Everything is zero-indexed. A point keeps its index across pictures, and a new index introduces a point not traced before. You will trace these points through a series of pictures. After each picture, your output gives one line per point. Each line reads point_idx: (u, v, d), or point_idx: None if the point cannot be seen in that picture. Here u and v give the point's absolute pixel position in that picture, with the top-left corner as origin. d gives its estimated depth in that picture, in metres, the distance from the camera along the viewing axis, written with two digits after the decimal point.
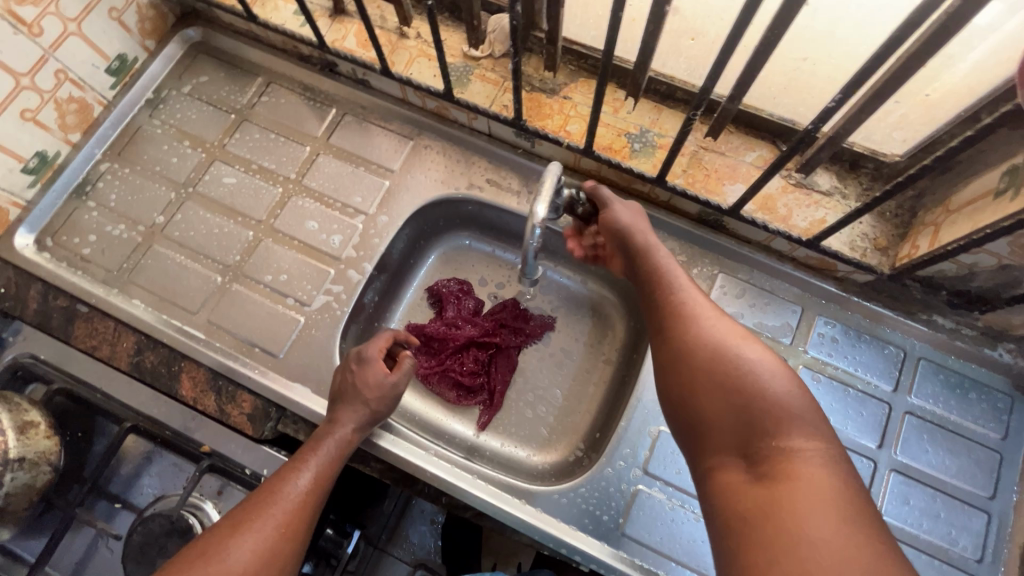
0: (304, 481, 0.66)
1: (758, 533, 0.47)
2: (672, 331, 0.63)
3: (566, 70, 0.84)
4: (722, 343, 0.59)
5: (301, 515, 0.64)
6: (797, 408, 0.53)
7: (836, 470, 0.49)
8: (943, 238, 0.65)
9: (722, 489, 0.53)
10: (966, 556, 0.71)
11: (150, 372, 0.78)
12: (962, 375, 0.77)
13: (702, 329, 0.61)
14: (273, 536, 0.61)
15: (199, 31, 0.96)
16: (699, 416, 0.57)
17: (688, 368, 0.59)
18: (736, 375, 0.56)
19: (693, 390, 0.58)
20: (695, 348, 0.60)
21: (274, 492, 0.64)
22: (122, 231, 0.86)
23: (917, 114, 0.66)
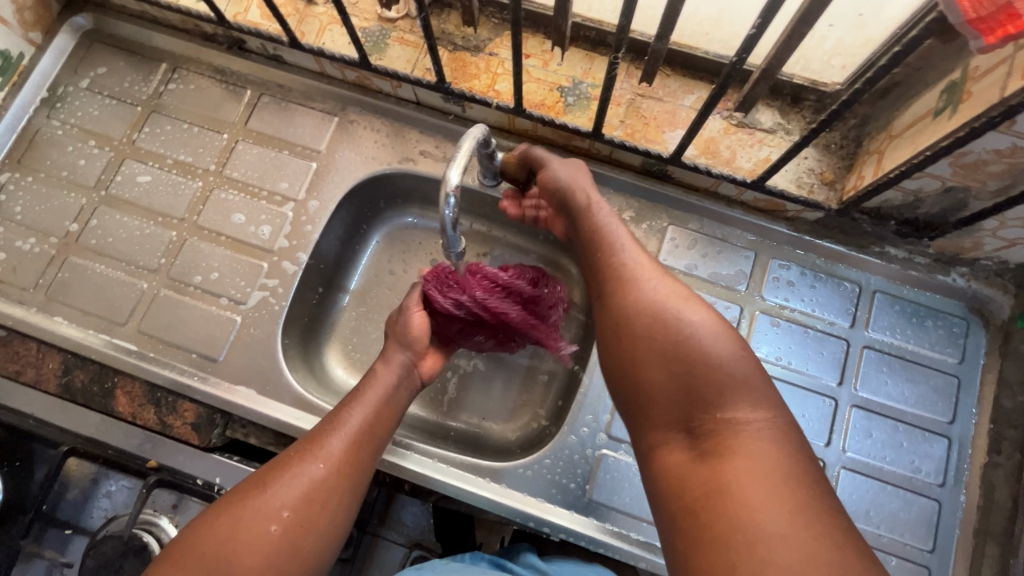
0: (354, 422, 0.63)
1: (710, 525, 0.44)
2: (612, 299, 0.60)
3: (489, 24, 0.78)
4: (663, 306, 0.56)
5: (352, 459, 0.61)
6: (742, 373, 0.51)
7: (783, 444, 0.47)
8: (886, 165, 0.63)
9: (664, 468, 0.50)
10: (929, 482, 0.71)
11: (81, 392, 0.74)
12: (917, 304, 0.76)
13: (644, 293, 0.58)
14: (323, 477, 0.58)
15: (90, 18, 0.88)
16: (638, 387, 0.54)
17: (629, 337, 0.56)
18: (679, 340, 0.53)
19: (632, 357, 0.55)
20: (636, 311, 0.57)
21: (321, 434, 0.61)
22: (33, 244, 0.79)
23: (852, 37, 0.63)
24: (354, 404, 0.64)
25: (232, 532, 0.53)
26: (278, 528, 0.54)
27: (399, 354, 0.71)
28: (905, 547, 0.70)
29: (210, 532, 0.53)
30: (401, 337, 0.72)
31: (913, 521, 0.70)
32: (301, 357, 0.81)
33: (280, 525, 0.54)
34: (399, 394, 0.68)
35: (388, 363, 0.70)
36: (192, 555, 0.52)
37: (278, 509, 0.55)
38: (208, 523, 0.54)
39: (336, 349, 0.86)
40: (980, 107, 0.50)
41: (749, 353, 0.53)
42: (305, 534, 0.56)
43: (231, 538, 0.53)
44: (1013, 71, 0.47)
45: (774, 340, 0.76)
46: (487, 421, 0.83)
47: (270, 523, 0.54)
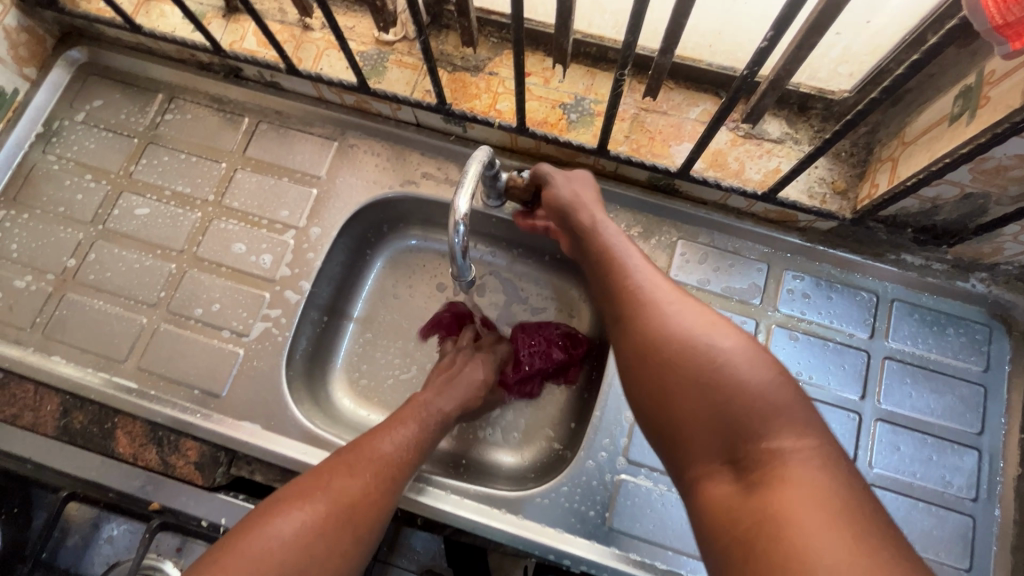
0: (392, 442, 0.63)
1: (764, 560, 0.40)
2: (632, 323, 0.57)
3: (489, 43, 0.77)
4: (689, 331, 0.54)
5: (389, 478, 0.61)
6: (779, 399, 0.48)
7: (834, 471, 0.44)
8: (902, 173, 0.61)
9: (710, 503, 0.47)
10: (961, 497, 0.69)
11: (80, 434, 0.71)
12: (938, 312, 0.74)
13: (669, 316, 0.55)
14: (360, 492, 0.58)
15: (85, 51, 0.87)
16: (670, 417, 0.52)
17: (655, 364, 0.53)
18: (711, 366, 0.50)
19: (663, 388, 0.52)
20: (660, 338, 0.54)
21: (362, 450, 0.61)
22: (29, 282, 0.78)
23: (860, 45, 0.62)
24: (399, 430, 0.65)
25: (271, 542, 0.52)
26: (313, 533, 0.54)
27: (442, 402, 0.71)
28: (941, 566, 0.67)
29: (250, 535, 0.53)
30: (454, 393, 0.72)
31: (948, 539, 0.68)
32: (306, 388, 0.79)
33: (315, 533, 0.54)
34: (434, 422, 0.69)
35: (432, 413, 0.69)
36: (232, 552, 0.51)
37: (314, 516, 0.55)
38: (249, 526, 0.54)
39: (342, 377, 0.84)
40: (1000, 114, 0.48)
41: (786, 377, 0.50)
42: (337, 547, 0.54)
43: (268, 538, 0.53)
44: None
45: (792, 355, 0.74)
46: (499, 447, 0.81)
47: (305, 526, 0.54)
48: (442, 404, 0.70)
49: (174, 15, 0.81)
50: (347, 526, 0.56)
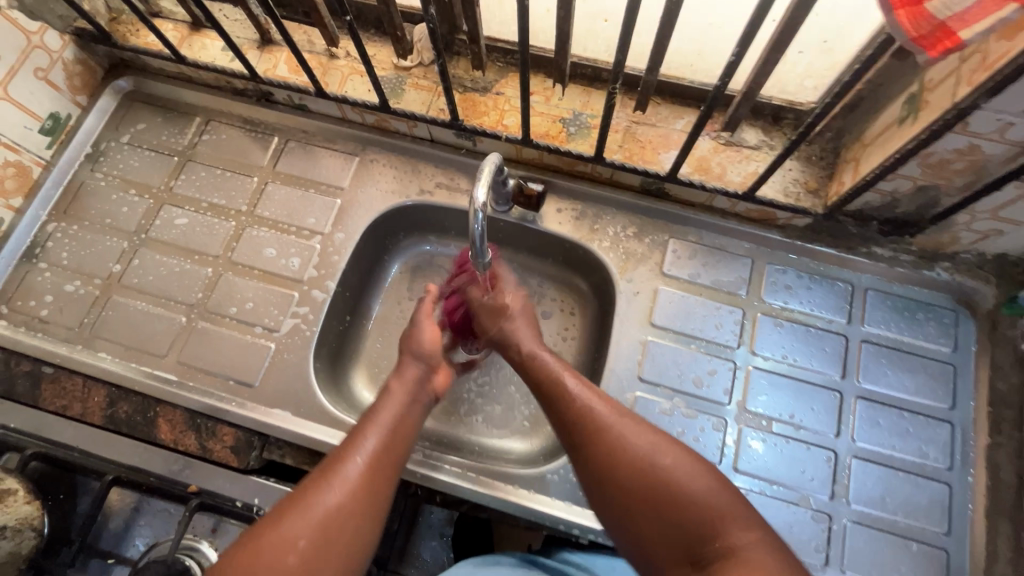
0: (371, 443, 0.63)
1: None
2: (587, 451, 0.61)
3: (495, 67, 0.87)
4: (639, 452, 0.59)
5: (369, 489, 0.59)
6: (724, 503, 0.54)
7: (779, 556, 0.50)
8: (863, 169, 0.69)
9: None
10: (938, 467, 0.75)
11: (125, 422, 0.77)
12: (908, 299, 0.82)
13: (618, 438, 0.61)
14: (343, 498, 0.57)
15: (131, 80, 0.97)
16: (636, 536, 0.56)
17: (614, 497, 0.58)
18: (658, 482, 0.56)
19: (627, 507, 0.57)
20: (614, 458, 0.59)
21: (337, 462, 0.60)
22: (78, 287, 0.85)
23: (820, 61, 0.71)
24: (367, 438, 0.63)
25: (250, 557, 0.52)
26: (297, 547, 0.53)
27: (411, 367, 0.73)
28: (923, 530, 0.72)
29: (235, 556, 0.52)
30: (418, 350, 0.74)
31: (928, 505, 0.73)
32: (331, 380, 0.85)
33: (300, 546, 0.53)
34: (414, 413, 0.69)
35: (403, 376, 0.72)
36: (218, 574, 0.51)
37: (298, 528, 0.54)
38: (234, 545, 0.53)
39: (363, 371, 0.90)
40: (936, 113, 0.57)
41: (722, 480, 0.56)
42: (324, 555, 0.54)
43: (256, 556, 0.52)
44: (962, 79, 0.54)
45: (777, 340, 0.80)
46: (509, 433, 0.86)
47: (290, 544, 0.53)
48: (413, 378, 0.72)
49: (214, 47, 0.91)
50: (330, 533, 0.55)
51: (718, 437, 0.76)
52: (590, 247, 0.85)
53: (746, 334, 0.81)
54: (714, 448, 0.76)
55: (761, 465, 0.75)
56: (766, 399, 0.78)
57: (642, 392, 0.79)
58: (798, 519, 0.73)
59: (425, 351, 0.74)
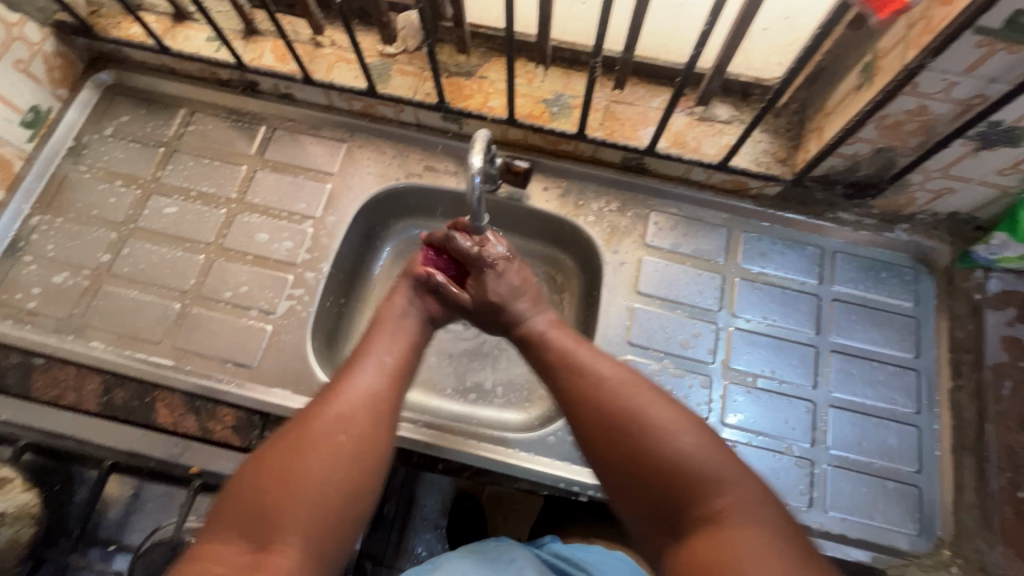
0: (369, 376, 0.64)
1: None
2: (582, 415, 0.60)
3: (478, 52, 0.90)
4: (636, 410, 0.58)
5: (372, 410, 0.62)
6: (718, 467, 0.54)
7: (766, 517, 0.51)
8: (827, 135, 0.75)
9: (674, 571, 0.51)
10: (906, 411, 0.80)
11: (122, 408, 0.77)
12: (873, 260, 0.88)
13: (615, 398, 0.59)
14: (345, 423, 0.59)
15: (112, 74, 0.97)
16: (632, 504, 0.56)
17: (614, 466, 0.57)
18: (662, 449, 0.55)
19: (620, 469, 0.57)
20: (611, 420, 0.58)
21: (337, 389, 0.63)
22: (66, 278, 0.85)
23: (783, 37, 0.77)
24: (365, 363, 0.66)
25: (260, 483, 0.55)
26: (310, 470, 0.55)
27: (404, 294, 0.76)
28: (896, 470, 0.78)
29: (244, 488, 0.55)
30: (411, 273, 0.78)
31: (899, 447, 0.79)
32: (328, 361, 0.87)
33: (305, 464, 0.56)
34: (411, 331, 0.72)
35: (394, 300, 0.75)
36: (236, 506, 0.54)
37: (305, 451, 0.56)
38: (247, 473, 0.56)
39: None
40: (889, 76, 0.63)
41: (715, 440, 0.56)
42: (335, 476, 0.56)
43: (270, 484, 0.54)
44: (910, 43, 0.60)
45: (756, 302, 0.85)
46: (504, 404, 0.89)
47: (298, 465, 0.55)
48: (406, 304, 0.75)
49: (199, 38, 0.92)
50: (336, 457, 0.57)
51: (705, 394, 0.80)
52: (576, 222, 0.89)
53: (727, 297, 0.85)
54: (701, 405, 0.80)
55: (746, 418, 0.79)
56: (748, 357, 0.83)
57: (632, 356, 0.82)
58: (782, 466, 0.77)
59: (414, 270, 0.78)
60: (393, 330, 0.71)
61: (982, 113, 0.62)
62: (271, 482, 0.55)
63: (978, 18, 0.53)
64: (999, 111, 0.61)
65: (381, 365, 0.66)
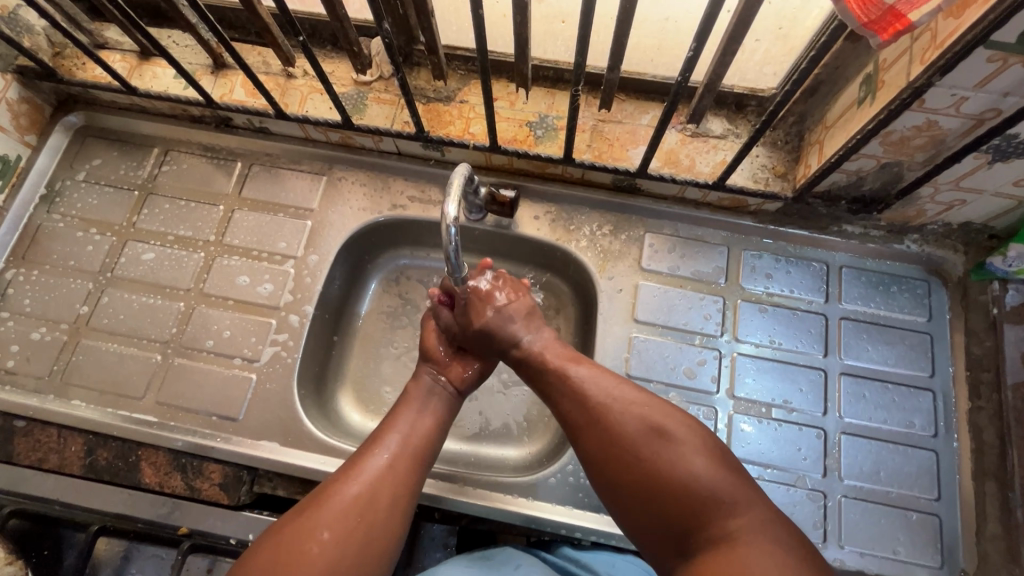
0: (395, 446, 0.62)
1: None
2: (582, 437, 0.59)
3: (457, 75, 0.86)
4: (630, 429, 0.56)
5: (391, 490, 0.58)
6: (721, 489, 0.51)
7: (773, 538, 0.49)
8: (828, 151, 0.70)
9: None
10: (923, 434, 0.76)
11: (106, 470, 0.75)
12: (881, 273, 0.83)
13: (609, 421, 0.57)
14: (367, 494, 0.57)
15: (81, 115, 0.93)
16: (622, 515, 0.56)
17: (613, 485, 0.56)
18: (649, 465, 0.54)
19: (623, 491, 0.55)
20: (610, 442, 0.56)
21: (360, 460, 0.60)
22: (45, 334, 0.82)
23: (777, 48, 0.72)
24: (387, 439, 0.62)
25: (274, 558, 0.51)
26: (331, 549, 0.53)
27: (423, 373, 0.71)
28: (916, 499, 0.74)
29: (258, 558, 0.52)
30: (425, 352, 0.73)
31: (917, 473, 0.75)
32: (317, 405, 0.84)
33: (322, 545, 0.53)
34: (437, 406, 0.69)
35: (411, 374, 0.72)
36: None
37: (326, 531, 0.54)
38: (263, 544, 0.53)
39: (349, 393, 0.89)
40: (894, 92, 0.58)
41: (713, 459, 0.54)
42: (353, 560, 0.53)
43: (284, 556, 0.51)
44: (915, 57, 0.55)
45: (761, 324, 0.81)
46: (504, 440, 0.86)
47: (315, 542, 0.53)
48: (429, 377, 0.71)
49: (166, 75, 0.88)
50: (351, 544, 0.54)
51: (710, 426, 0.77)
52: (568, 248, 0.85)
53: (730, 321, 0.81)
54: None
55: (755, 450, 0.76)
56: (754, 384, 0.79)
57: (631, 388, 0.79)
58: (795, 500, 0.74)
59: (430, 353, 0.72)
60: (420, 405, 0.67)
61: (996, 128, 0.57)
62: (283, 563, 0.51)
63: (991, 34, 0.48)
64: (1015, 126, 0.56)
65: (402, 440, 0.63)
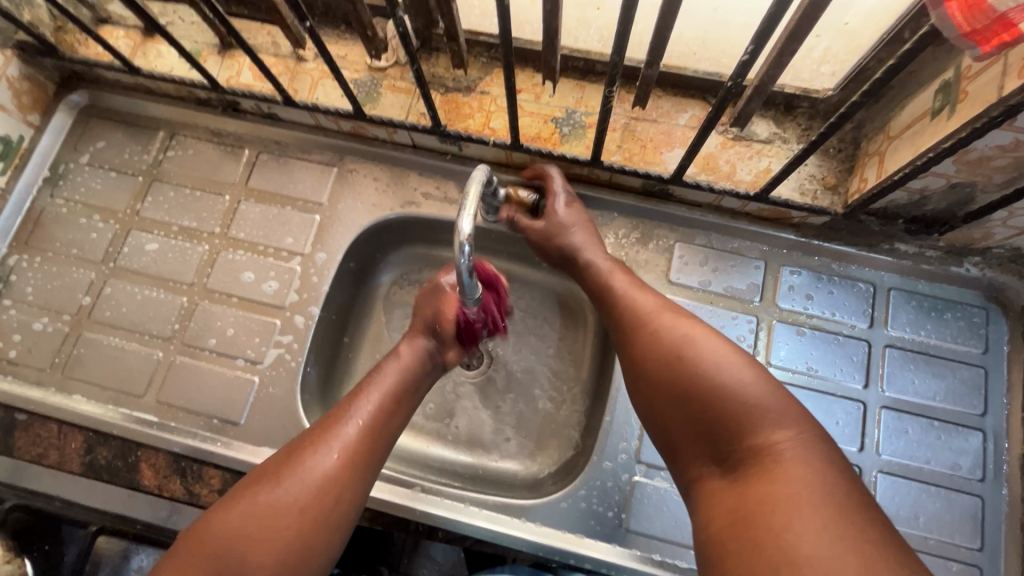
0: (364, 420, 0.58)
1: (751, 549, 0.44)
2: (630, 342, 0.60)
3: (478, 63, 0.80)
4: (675, 338, 0.57)
5: (359, 466, 0.55)
6: (766, 401, 0.50)
7: (815, 459, 0.47)
8: (888, 167, 0.64)
9: (704, 500, 0.50)
10: (969, 478, 0.70)
11: (106, 469, 0.73)
12: (935, 298, 0.76)
13: (657, 328, 0.59)
14: (334, 469, 0.54)
15: (85, 94, 0.89)
16: (655, 418, 0.56)
17: (651, 387, 0.56)
18: (689, 368, 0.54)
19: (658, 398, 0.55)
20: (653, 349, 0.57)
21: (330, 429, 0.56)
22: (46, 324, 0.80)
23: (840, 45, 0.64)
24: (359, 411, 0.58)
25: (235, 531, 0.49)
26: (296, 520, 0.51)
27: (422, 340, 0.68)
28: (955, 548, 0.68)
29: (219, 523, 0.50)
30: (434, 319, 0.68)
31: (959, 520, 0.69)
32: (322, 410, 0.81)
33: (284, 521, 0.50)
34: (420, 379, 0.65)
35: (410, 342, 0.67)
36: (207, 545, 0.49)
37: (292, 501, 0.51)
38: (224, 512, 0.51)
39: None
40: (980, 108, 0.50)
41: (762, 375, 0.52)
42: (317, 531, 0.51)
43: (243, 530, 0.49)
44: (1011, 70, 0.48)
45: (798, 349, 0.75)
46: (513, 455, 0.82)
47: (276, 519, 0.50)
48: (425, 345, 0.67)
49: (171, 54, 0.84)
50: (312, 520, 0.51)
51: None
52: None
53: (763, 344, 0.75)
54: None
55: None
56: None
57: None
58: None
59: (440, 325, 0.68)
60: (395, 376, 0.63)
61: None
62: (242, 535, 0.49)
63: None
64: None
65: (376, 411, 0.59)
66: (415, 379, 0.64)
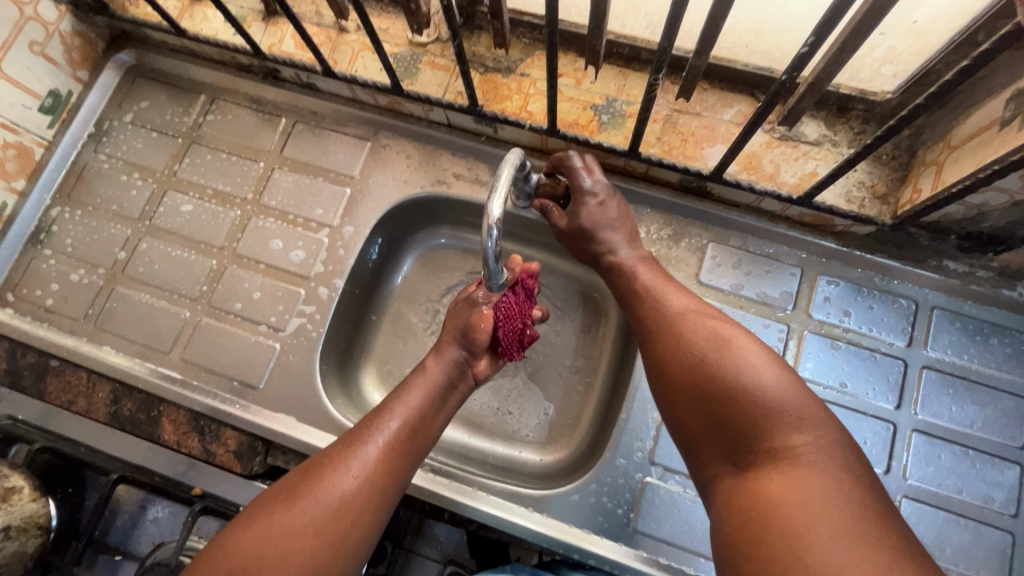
0: (389, 438, 0.57)
1: (768, 553, 0.42)
2: (658, 336, 0.59)
3: (520, 44, 0.78)
4: (703, 336, 0.55)
5: (382, 487, 0.55)
6: (794, 405, 0.48)
7: (838, 465, 0.45)
8: (947, 178, 0.60)
9: (721, 500, 0.49)
10: (1001, 513, 0.67)
11: (128, 420, 0.75)
12: (981, 321, 0.72)
13: (687, 324, 0.57)
14: (359, 489, 0.53)
15: (133, 54, 0.91)
16: (675, 415, 0.54)
17: (672, 382, 0.55)
18: (714, 367, 0.52)
19: (680, 393, 0.54)
20: (679, 345, 0.56)
21: (356, 442, 0.56)
22: (83, 276, 0.82)
23: (905, 45, 0.60)
24: (385, 425, 0.58)
25: (258, 547, 0.49)
26: (312, 544, 0.50)
27: (453, 350, 0.67)
28: None
29: (236, 543, 0.50)
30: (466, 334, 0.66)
31: (986, 555, 0.66)
32: (340, 382, 0.82)
33: (307, 542, 0.50)
34: (447, 394, 0.65)
35: (439, 358, 0.66)
36: (227, 561, 0.48)
37: (309, 523, 0.50)
38: (246, 526, 0.51)
39: (373, 371, 0.86)
40: None
41: (792, 376, 0.50)
42: (334, 557, 0.51)
43: (265, 547, 0.49)
44: None
45: (829, 362, 0.72)
46: (521, 445, 0.81)
47: (299, 538, 0.50)
48: (454, 358, 0.66)
49: (216, 19, 0.85)
50: (333, 543, 0.51)
51: None
52: None
53: (792, 353, 0.72)
54: None
55: None
56: None
57: None
58: None
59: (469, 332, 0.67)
60: (421, 387, 0.63)
61: None
62: (263, 553, 0.49)
63: None
64: None
65: (402, 426, 0.59)
66: (441, 393, 0.63)
